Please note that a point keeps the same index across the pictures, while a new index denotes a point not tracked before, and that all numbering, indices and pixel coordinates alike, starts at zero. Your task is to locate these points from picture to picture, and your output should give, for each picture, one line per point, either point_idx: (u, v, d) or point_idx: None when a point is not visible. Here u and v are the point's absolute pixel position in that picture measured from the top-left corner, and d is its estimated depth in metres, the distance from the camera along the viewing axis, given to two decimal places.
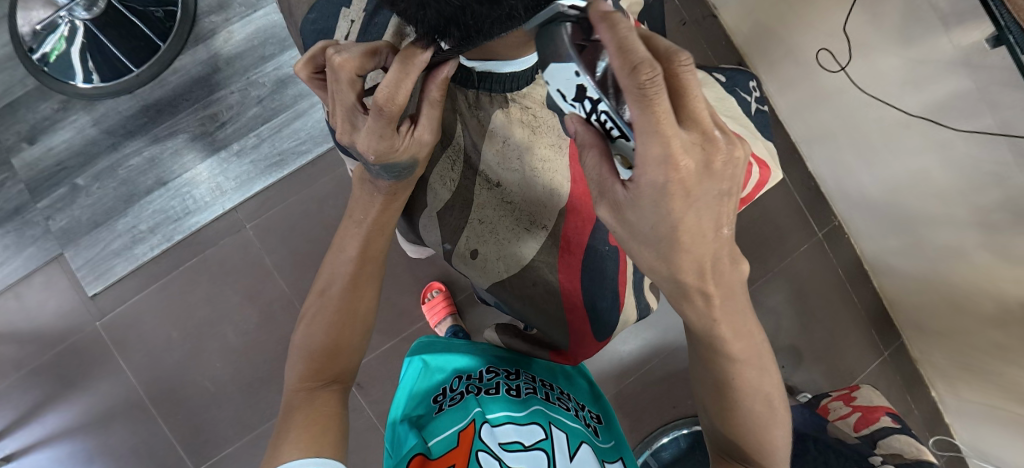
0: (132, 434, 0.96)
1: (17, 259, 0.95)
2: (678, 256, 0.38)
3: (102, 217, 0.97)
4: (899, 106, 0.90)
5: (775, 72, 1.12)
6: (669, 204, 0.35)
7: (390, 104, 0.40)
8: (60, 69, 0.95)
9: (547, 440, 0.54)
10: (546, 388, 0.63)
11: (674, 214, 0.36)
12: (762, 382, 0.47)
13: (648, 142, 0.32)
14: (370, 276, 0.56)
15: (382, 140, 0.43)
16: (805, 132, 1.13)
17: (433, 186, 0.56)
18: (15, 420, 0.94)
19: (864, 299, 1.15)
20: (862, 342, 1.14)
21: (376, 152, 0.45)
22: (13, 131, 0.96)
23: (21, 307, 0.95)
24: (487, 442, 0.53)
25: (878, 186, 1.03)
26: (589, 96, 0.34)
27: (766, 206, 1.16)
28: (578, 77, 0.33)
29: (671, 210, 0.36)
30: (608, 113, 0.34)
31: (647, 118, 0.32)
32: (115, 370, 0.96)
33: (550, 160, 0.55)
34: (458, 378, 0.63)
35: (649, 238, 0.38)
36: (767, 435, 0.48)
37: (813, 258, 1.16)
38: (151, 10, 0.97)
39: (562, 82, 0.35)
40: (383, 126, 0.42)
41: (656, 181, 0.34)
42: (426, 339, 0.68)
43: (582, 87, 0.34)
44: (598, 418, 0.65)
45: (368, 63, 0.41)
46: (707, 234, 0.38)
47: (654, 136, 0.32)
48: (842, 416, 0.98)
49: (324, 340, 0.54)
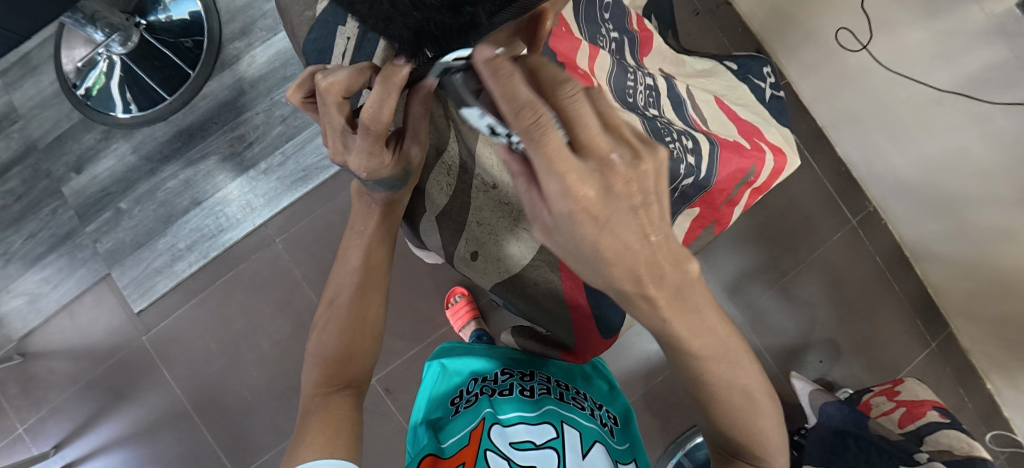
0: (179, 441, 1.01)
1: (69, 280, 1.01)
2: (621, 269, 0.36)
3: (144, 238, 1.03)
4: (930, 83, 0.87)
5: (796, 56, 1.08)
6: (581, 232, 0.34)
7: (376, 123, 0.41)
8: (102, 101, 1.01)
9: (558, 439, 0.54)
10: (561, 389, 0.62)
11: (589, 242, 0.35)
12: (744, 375, 0.46)
13: (545, 179, 0.33)
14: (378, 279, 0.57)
15: (371, 158, 0.45)
16: (832, 117, 1.09)
17: (431, 192, 0.57)
18: (72, 430, 0.99)
19: (906, 287, 1.09)
20: (906, 333, 1.08)
21: (367, 170, 0.47)
22: (62, 163, 1.02)
23: (75, 326, 1.01)
24: (496, 441, 0.54)
25: (913, 167, 0.99)
26: (500, 131, 0.36)
27: (794, 196, 1.12)
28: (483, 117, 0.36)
29: (585, 233, 0.34)
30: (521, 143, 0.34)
31: (540, 158, 0.32)
32: (160, 382, 1.02)
33: None
34: (474, 380, 0.63)
35: (583, 260, 0.37)
36: (756, 427, 0.47)
37: (846, 247, 1.11)
38: (181, 40, 1.03)
39: (479, 120, 0.36)
40: (371, 142, 0.43)
41: (564, 214, 0.34)
42: (448, 345, 0.69)
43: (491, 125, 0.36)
44: (615, 419, 0.64)
45: (354, 85, 0.42)
46: (634, 247, 0.35)
47: (549, 172, 0.32)
48: (886, 412, 0.93)
49: (336, 347, 0.56)
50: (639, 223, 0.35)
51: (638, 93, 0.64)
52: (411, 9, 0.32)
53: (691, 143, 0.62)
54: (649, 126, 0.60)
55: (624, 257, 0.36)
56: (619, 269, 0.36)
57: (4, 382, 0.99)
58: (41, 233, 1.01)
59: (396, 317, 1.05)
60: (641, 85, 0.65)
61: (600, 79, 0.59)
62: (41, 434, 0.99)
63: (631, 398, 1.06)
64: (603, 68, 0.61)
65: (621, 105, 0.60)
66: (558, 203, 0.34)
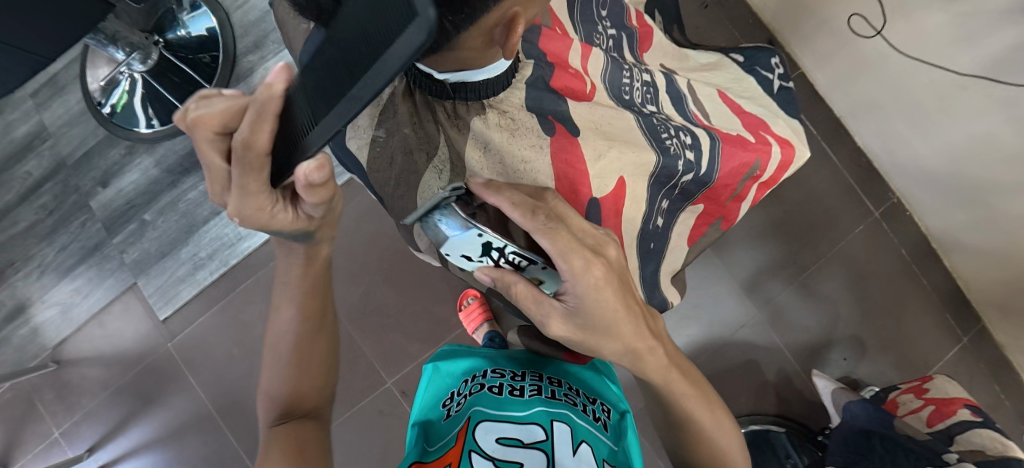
0: (205, 444, 1.04)
1: (98, 290, 1.05)
2: (619, 318, 0.48)
3: (167, 248, 1.07)
4: (950, 67, 0.84)
5: (809, 45, 1.05)
6: (601, 294, 0.45)
7: (246, 152, 0.32)
8: (125, 117, 1.05)
9: (547, 441, 0.53)
10: (553, 386, 0.62)
11: (603, 300, 0.46)
12: (688, 367, 0.57)
13: (568, 258, 0.44)
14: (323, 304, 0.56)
15: (248, 204, 0.37)
16: (849, 107, 1.06)
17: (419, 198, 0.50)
18: (105, 434, 1.04)
19: (934, 280, 1.05)
20: (935, 329, 1.04)
21: (243, 217, 0.38)
22: (89, 178, 1.06)
23: (104, 333, 1.05)
24: (481, 440, 0.52)
25: (937, 155, 0.95)
26: (496, 246, 0.46)
27: (812, 189, 1.09)
28: (481, 236, 0.44)
29: (602, 301, 0.45)
30: (516, 250, 0.46)
31: (559, 243, 0.43)
32: (186, 387, 1.05)
33: (532, 161, 0.51)
34: (464, 382, 0.64)
35: (595, 323, 0.47)
36: (695, 414, 0.56)
37: (869, 240, 1.07)
38: (198, 57, 1.07)
39: (467, 247, 0.46)
40: (245, 181, 0.35)
41: (583, 282, 0.44)
42: (448, 348, 0.70)
43: (486, 242, 0.45)
44: (609, 411, 0.62)
45: (234, 122, 0.33)
46: (625, 298, 0.48)
47: (569, 253, 0.44)
48: (914, 410, 0.89)
49: (285, 386, 0.55)
50: (626, 285, 0.48)
51: (635, 89, 0.63)
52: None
53: (689, 139, 0.61)
54: (644, 122, 0.59)
55: (624, 312, 0.48)
56: (624, 322, 0.48)
57: (40, 388, 1.04)
58: (71, 245, 1.06)
59: (410, 320, 1.06)
60: (638, 81, 0.64)
61: (593, 77, 0.59)
62: (76, 438, 1.03)
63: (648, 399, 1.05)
64: (597, 65, 0.60)
65: (616, 102, 0.60)
66: (581, 280, 0.44)
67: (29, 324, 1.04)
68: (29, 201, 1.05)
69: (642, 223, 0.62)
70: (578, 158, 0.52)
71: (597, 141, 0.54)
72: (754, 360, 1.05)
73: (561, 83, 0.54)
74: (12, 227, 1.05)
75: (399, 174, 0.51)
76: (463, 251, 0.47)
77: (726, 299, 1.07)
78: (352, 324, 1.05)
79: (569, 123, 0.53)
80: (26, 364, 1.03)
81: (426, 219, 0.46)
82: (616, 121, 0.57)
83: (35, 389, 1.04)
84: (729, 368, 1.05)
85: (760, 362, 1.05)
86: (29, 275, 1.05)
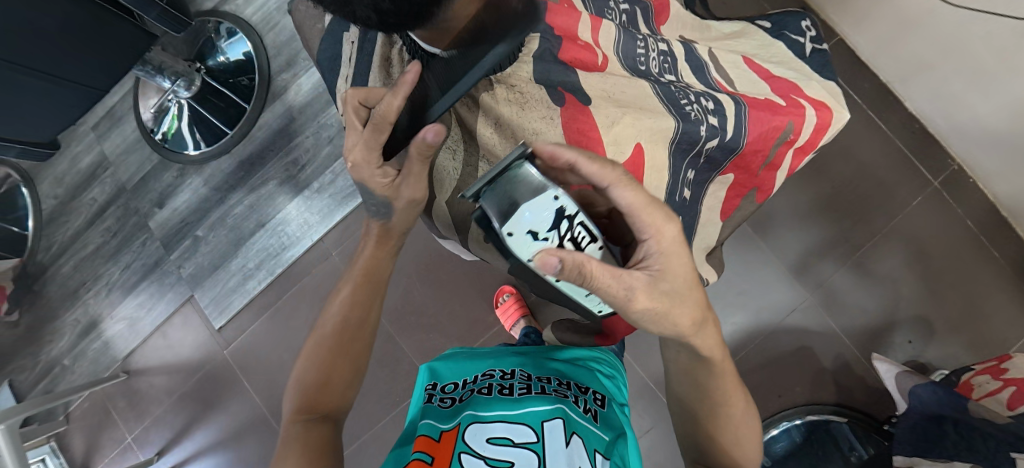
0: (261, 446, 1.07)
1: (160, 303, 1.13)
2: (696, 287, 0.47)
3: (219, 260, 1.12)
4: (1007, 15, 0.77)
5: (848, 8, 0.99)
6: (682, 251, 0.45)
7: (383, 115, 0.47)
8: (175, 142, 1.13)
9: (538, 442, 0.50)
10: (543, 383, 0.58)
11: (684, 261, 0.45)
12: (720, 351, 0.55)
13: (651, 212, 0.44)
14: (365, 298, 0.61)
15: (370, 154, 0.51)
16: (898, 70, 0.99)
17: (440, 175, 0.57)
18: (172, 438, 1.10)
19: (1009, 252, 0.96)
20: (1012, 304, 0.95)
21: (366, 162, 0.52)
22: (147, 200, 1.14)
23: (168, 344, 1.12)
24: (470, 442, 0.49)
25: (1001, 114, 0.87)
26: (568, 213, 0.44)
27: (862, 161, 1.02)
28: (558, 198, 0.43)
29: (682, 262, 0.45)
30: (583, 222, 0.45)
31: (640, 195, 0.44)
32: (242, 392, 1.09)
33: (543, 134, 0.50)
34: (451, 383, 0.60)
35: (678, 293, 0.45)
36: (730, 396, 0.54)
37: (930, 212, 0.99)
38: (238, 79, 1.12)
39: (539, 216, 0.43)
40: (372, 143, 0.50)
41: (667, 239, 0.45)
42: (444, 355, 0.67)
43: (561, 208, 0.43)
44: (602, 400, 0.59)
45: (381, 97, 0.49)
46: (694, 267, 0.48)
47: (649, 207, 0.44)
48: (992, 393, 0.80)
49: (315, 374, 0.58)
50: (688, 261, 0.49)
51: (651, 60, 0.62)
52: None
53: (712, 104, 0.59)
54: (662, 91, 0.58)
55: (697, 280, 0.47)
56: (699, 291, 0.47)
57: (114, 397, 1.12)
58: (134, 263, 1.14)
59: (448, 319, 1.06)
60: (653, 51, 0.62)
61: (605, 49, 0.58)
62: (146, 442, 1.10)
63: None
64: (609, 37, 0.59)
65: (631, 73, 0.58)
66: (663, 238, 0.45)
67: (102, 338, 1.13)
68: (96, 225, 1.15)
69: (667, 198, 0.60)
70: (590, 126, 0.50)
71: (610, 109, 0.52)
72: (809, 346, 0.99)
73: (570, 55, 0.53)
74: (83, 249, 1.14)
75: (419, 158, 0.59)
76: (531, 226, 0.43)
77: (772, 282, 1.01)
78: (392, 325, 1.07)
79: (580, 93, 0.52)
80: (100, 374, 1.12)
81: (490, 190, 0.42)
82: (631, 89, 0.55)
83: (109, 397, 1.12)
84: (781, 356, 1.00)
85: (816, 348, 0.99)
86: (99, 293, 1.14)
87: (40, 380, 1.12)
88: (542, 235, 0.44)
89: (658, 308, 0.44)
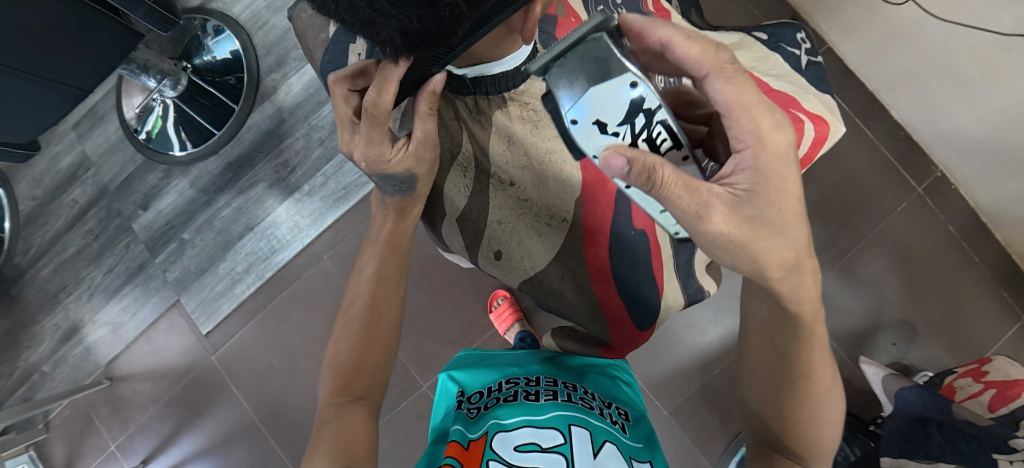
0: (250, 453, 1.05)
1: (145, 308, 1.10)
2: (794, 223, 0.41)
3: (206, 264, 1.10)
4: (992, 29, 0.80)
5: (837, 18, 1.01)
6: (785, 171, 0.39)
7: (376, 108, 0.48)
8: (160, 142, 1.10)
9: (566, 444, 0.50)
10: (569, 390, 0.58)
11: (784, 185, 0.40)
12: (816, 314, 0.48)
13: (753, 115, 0.38)
14: (394, 269, 0.61)
15: (372, 148, 0.53)
16: (885, 79, 1.01)
17: (450, 195, 0.65)
18: (158, 445, 1.07)
19: (988, 257, 0.99)
20: (992, 307, 0.98)
21: (367, 159, 0.54)
22: (130, 202, 1.11)
23: (153, 349, 1.09)
24: (498, 450, 0.50)
25: (983, 125, 0.90)
26: (646, 108, 0.39)
27: (850, 168, 1.04)
28: (635, 86, 0.38)
29: (783, 185, 0.40)
30: (666, 120, 0.39)
31: (742, 94, 0.38)
32: (230, 397, 1.07)
33: (555, 152, 0.60)
34: (477, 392, 0.60)
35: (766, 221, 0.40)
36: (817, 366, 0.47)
37: (914, 217, 1.02)
38: (225, 78, 1.10)
39: (609, 105, 0.39)
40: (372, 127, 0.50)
41: (773, 153, 0.39)
42: (460, 363, 0.68)
43: (638, 100, 0.38)
44: (628, 414, 0.58)
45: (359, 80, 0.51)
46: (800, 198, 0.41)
47: (752, 108, 0.38)
48: (974, 395, 0.82)
49: (347, 357, 0.57)
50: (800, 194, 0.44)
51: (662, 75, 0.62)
52: (389, 8, 0.34)
53: None
54: None
55: (798, 213, 0.41)
56: (796, 228, 0.41)
57: (96, 404, 1.09)
58: (117, 267, 1.11)
59: (442, 323, 1.06)
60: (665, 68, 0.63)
61: None
62: (130, 450, 1.07)
63: (686, 393, 1.02)
64: None
65: None
66: (765, 151, 0.39)
67: (83, 343, 1.09)
68: (77, 227, 1.11)
69: None
70: None
71: None
72: None
73: None
74: (64, 252, 1.11)
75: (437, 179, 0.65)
76: (598, 114, 0.39)
77: None
78: None
79: None
80: (81, 381, 1.09)
81: (559, 65, 0.38)
82: None
83: (91, 404, 1.09)
84: None
85: None
86: (80, 297, 1.11)
87: (17, 387, 1.09)
88: (611, 128, 0.40)
89: (737, 236, 0.40)
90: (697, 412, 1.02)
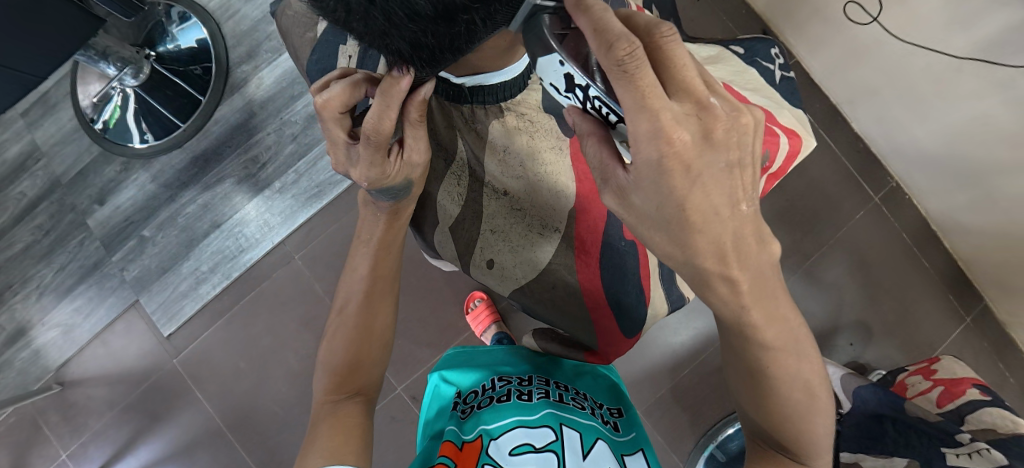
0: (214, 459, 1.01)
1: (100, 309, 1.04)
2: (702, 234, 0.40)
3: (168, 263, 1.05)
4: (946, 51, 0.84)
5: (804, 33, 1.06)
6: (669, 182, 0.37)
7: (377, 133, 0.46)
8: (118, 133, 1.04)
9: (558, 442, 0.51)
10: (561, 390, 0.59)
11: (676, 193, 0.38)
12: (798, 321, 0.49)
13: (638, 120, 0.35)
14: (389, 268, 0.60)
15: (373, 168, 0.50)
16: (846, 93, 1.06)
17: (443, 206, 0.65)
18: (114, 453, 1.02)
19: (936, 263, 1.07)
20: (938, 309, 1.06)
21: (369, 179, 0.51)
22: (85, 196, 1.05)
23: (108, 352, 1.03)
24: (493, 455, 0.50)
25: (935, 139, 0.96)
26: (579, 84, 0.37)
27: (813, 177, 1.09)
28: (563, 66, 0.37)
29: (676, 188, 0.38)
30: (599, 96, 0.37)
31: (633, 96, 0.34)
32: (192, 401, 1.03)
33: (551, 162, 0.62)
34: (472, 392, 0.60)
35: (657, 221, 0.40)
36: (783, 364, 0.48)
37: (871, 226, 1.08)
38: (191, 68, 1.05)
39: (552, 74, 0.39)
40: (373, 151, 0.48)
41: (649, 158, 0.36)
42: (449, 360, 0.68)
43: (570, 76, 0.37)
44: (619, 411, 0.61)
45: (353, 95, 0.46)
46: (720, 213, 0.40)
47: (642, 112, 0.34)
48: (923, 392, 0.88)
49: (345, 355, 0.57)
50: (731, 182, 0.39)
51: None
52: (406, 21, 0.34)
53: None
54: None
55: (728, 213, 0.40)
56: (695, 240, 0.41)
57: (46, 410, 1.02)
58: (70, 264, 1.04)
59: (417, 324, 1.05)
60: None
61: None
62: (84, 458, 1.01)
63: (658, 393, 1.05)
64: None
65: None
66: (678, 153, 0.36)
67: (31, 346, 1.03)
68: (25, 222, 1.04)
69: None
70: None
71: None
72: None
73: None
74: (9, 249, 1.03)
75: (427, 189, 0.65)
76: (551, 79, 0.39)
77: None
78: None
79: None
80: (29, 386, 1.02)
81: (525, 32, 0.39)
82: None
83: (39, 411, 1.02)
84: None
85: None
86: (28, 297, 1.03)
87: None
88: (563, 90, 0.40)
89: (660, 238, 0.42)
90: (668, 411, 1.05)
